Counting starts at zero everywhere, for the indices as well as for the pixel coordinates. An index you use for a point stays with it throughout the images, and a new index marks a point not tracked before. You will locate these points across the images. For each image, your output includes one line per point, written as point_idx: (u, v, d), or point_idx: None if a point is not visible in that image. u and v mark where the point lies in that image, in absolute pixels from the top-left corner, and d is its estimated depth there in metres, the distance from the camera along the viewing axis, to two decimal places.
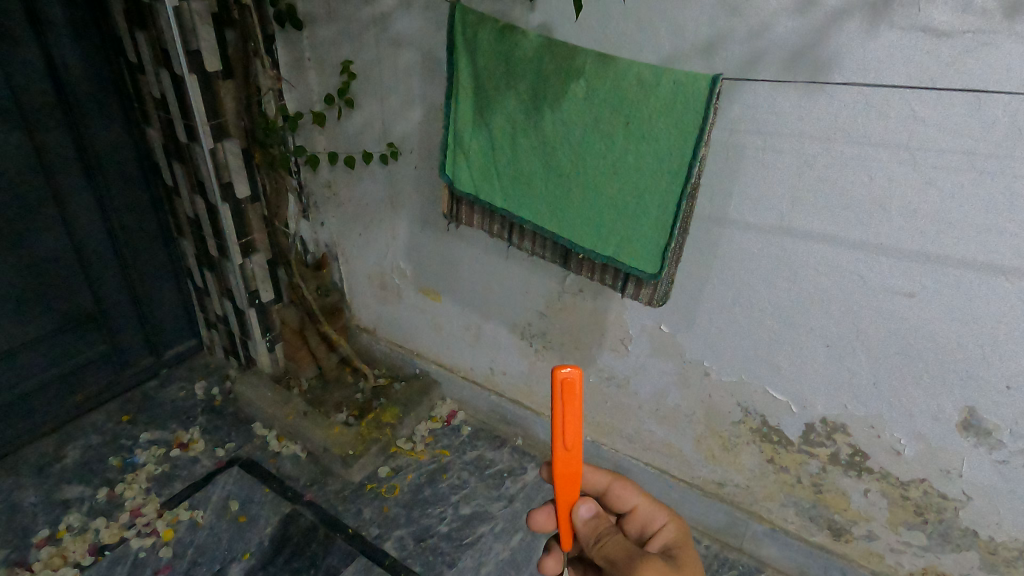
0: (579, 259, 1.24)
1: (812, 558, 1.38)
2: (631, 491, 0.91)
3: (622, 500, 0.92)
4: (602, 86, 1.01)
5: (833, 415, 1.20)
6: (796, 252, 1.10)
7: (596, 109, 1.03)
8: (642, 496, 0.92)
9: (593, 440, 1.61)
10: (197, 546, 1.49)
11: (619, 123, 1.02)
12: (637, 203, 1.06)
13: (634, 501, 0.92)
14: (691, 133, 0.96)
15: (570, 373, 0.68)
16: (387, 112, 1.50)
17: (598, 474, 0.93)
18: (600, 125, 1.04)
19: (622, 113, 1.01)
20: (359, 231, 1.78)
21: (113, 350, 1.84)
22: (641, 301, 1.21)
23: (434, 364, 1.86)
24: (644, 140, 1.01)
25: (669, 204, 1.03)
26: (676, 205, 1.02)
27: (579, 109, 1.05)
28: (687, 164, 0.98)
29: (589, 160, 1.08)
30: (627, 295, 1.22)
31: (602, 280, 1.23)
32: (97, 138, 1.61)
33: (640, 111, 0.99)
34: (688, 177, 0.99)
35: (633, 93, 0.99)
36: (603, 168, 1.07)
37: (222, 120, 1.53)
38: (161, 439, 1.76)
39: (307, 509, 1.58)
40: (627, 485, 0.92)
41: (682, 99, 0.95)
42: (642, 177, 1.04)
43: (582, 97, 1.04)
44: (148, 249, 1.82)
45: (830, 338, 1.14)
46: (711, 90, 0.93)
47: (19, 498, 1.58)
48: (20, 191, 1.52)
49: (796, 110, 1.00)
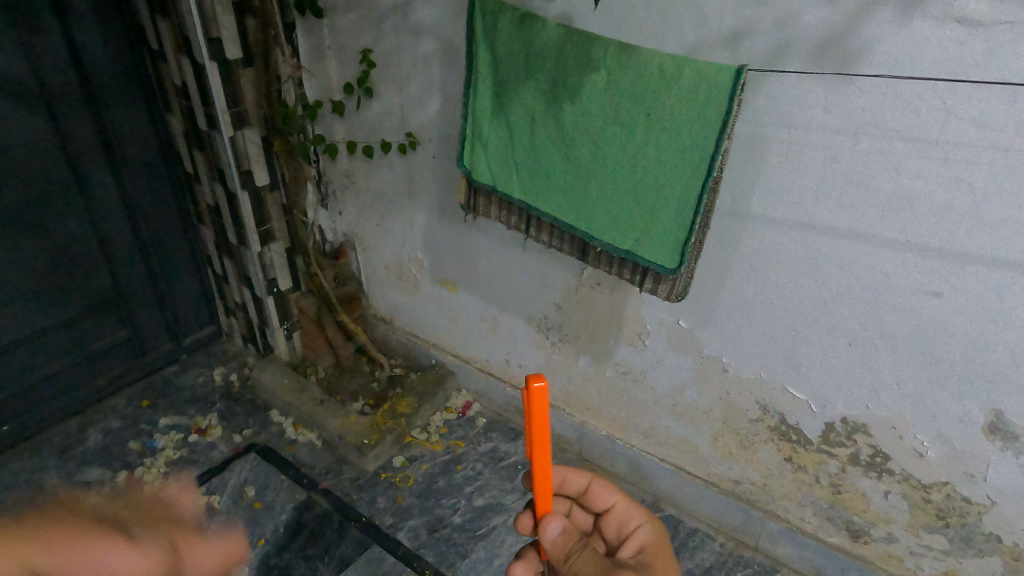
0: (597, 253, 1.22)
1: (829, 558, 1.36)
2: (610, 490, 0.91)
3: (600, 499, 0.92)
4: (624, 79, 0.99)
5: (854, 415, 1.18)
6: (820, 248, 1.07)
7: (617, 102, 1.01)
8: (619, 496, 0.91)
9: (608, 434, 1.60)
10: (213, 530, 1.51)
11: (640, 115, 1.00)
12: (658, 198, 1.04)
13: (612, 500, 0.91)
14: (714, 127, 0.94)
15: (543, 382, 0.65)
16: (407, 101, 1.49)
17: (579, 474, 0.91)
18: (621, 119, 1.02)
19: (644, 104, 0.99)
20: (377, 221, 1.78)
21: (134, 335, 1.86)
22: (660, 296, 1.18)
23: (450, 355, 1.86)
24: (666, 132, 0.99)
25: (690, 197, 1.01)
26: (697, 198, 1.00)
27: (600, 100, 1.03)
28: (710, 156, 0.96)
29: (609, 152, 1.06)
30: (646, 289, 1.20)
31: (620, 275, 1.21)
32: (120, 125, 1.63)
33: (662, 104, 0.97)
34: (710, 170, 0.97)
35: (655, 85, 0.97)
36: (623, 160, 1.05)
37: (242, 108, 1.54)
38: (179, 424, 1.78)
39: (322, 497, 1.59)
40: (607, 484, 0.91)
41: (706, 90, 0.92)
42: (662, 170, 1.02)
43: (603, 88, 1.02)
44: (169, 236, 1.84)
45: (854, 336, 1.11)
46: (735, 81, 0.90)
47: (42, 480, 1.61)
48: (43, 177, 1.54)
49: (822, 102, 0.97)
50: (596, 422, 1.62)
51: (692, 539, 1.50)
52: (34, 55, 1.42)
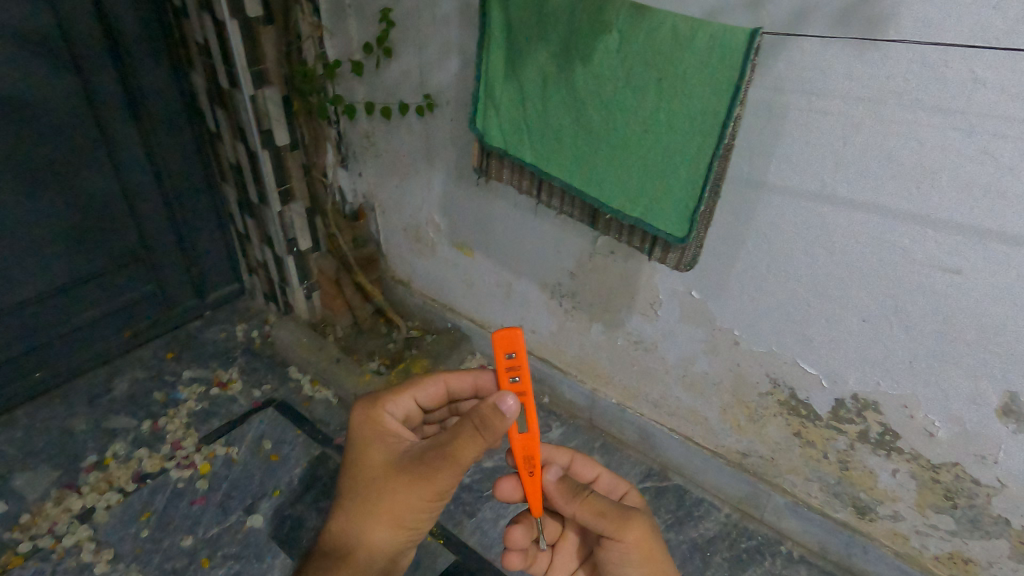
0: (607, 219, 1.18)
1: (834, 534, 1.35)
2: (592, 464, 0.96)
3: (584, 473, 0.97)
4: (636, 39, 0.95)
5: (864, 392, 1.17)
6: (837, 221, 1.05)
7: (629, 63, 0.97)
8: (601, 467, 0.97)
9: (618, 402, 1.61)
10: (230, 480, 1.56)
11: (652, 79, 0.96)
12: (668, 163, 1.00)
13: (595, 472, 0.96)
14: (726, 91, 0.89)
15: (509, 330, 0.80)
16: (425, 62, 1.47)
17: (560, 450, 0.97)
18: (632, 81, 0.98)
19: (655, 68, 0.94)
20: (396, 183, 1.78)
21: (159, 290, 1.91)
22: (669, 266, 1.14)
23: (465, 319, 1.87)
24: (677, 97, 0.94)
25: (700, 164, 0.97)
26: (707, 166, 0.96)
27: (612, 64, 0.99)
28: (721, 122, 0.92)
29: (620, 117, 1.02)
30: (655, 259, 1.15)
31: (630, 243, 1.16)
32: (145, 83, 1.65)
33: (674, 67, 0.92)
34: (721, 137, 0.93)
35: (666, 48, 0.92)
36: (633, 124, 1.01)
37: (262, 67, 1.54)
38: (202, 377, 1.83)
39: (336, 452, 1.62)
40: (588, 458, 0.97)
41: (719, 54, 0.87)
42: (673, 136, 0.98)
43: (614, 51, 0.98)
44: (194, 194, 1.88)
45: (867, 312, 1.09)
46: (750, 44, 0.85)
47: (71, 426, 1.68)
48: (70, 132, 1.58)
49: (844, 70, 0.94)
50: (606, 390, 1.62)
51: (698, 509, 1.50)
52: (60, 12, 1.44)
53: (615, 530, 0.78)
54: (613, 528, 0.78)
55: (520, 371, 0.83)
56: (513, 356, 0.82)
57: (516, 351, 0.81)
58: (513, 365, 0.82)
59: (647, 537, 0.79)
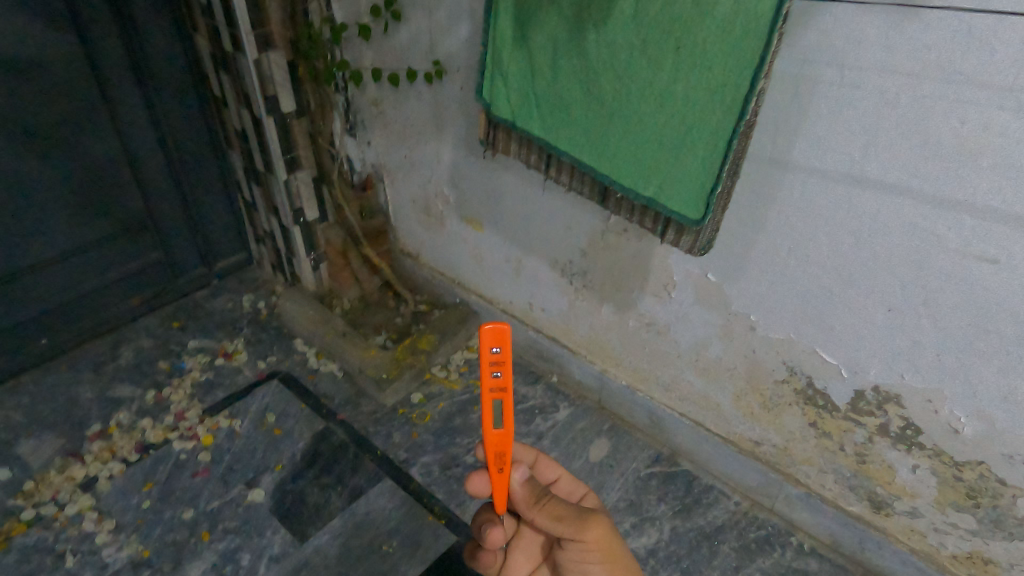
0: (618, 198, 1.04)
1: (848, 528, 1.30)
2: (554, 466, 1.06)
3: (546, 473, 1.06)
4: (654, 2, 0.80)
5: (887, 384, 1.11)
6: (865, 205, 0.99)
7: (645, 29, 0.83)
8: (560, 470, 1.07)
9: (628, 385, 1.56)
10: (233, 453, 1.54)
11: (670, 48, 0.82)
12: (686, 140, 0.87)
13: (556, 474, 1.06)
14: (752, 62, 0.76)
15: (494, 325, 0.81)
16: (435, 27, 1.41)
17: (527, 450, 1.05)
18: (648, 50, 0.84)
19: (674, 35, 0.81)
20: (405, 154, 1.72)
21: (166, 258, 1.89)
22: (681, 250, 0.99)
23: (474, 295, 1.82)
24: (696, 67, 0.81)
25: (719, 143, 0.84)
26: (727, 145, 0.83)
27: (626, 29, 0.85)
28: (744, 97, 0.79)
29: (634, 90, 0.88)
30: (666, 243, 1.01)
31: (641, 225, 1.03)
32: (149, 45, 1.60)
33: (694, 33, 0.79)
34: (743, 113, 0.80)
35: (688, 11, 0.78)
36: (648, 99, 0.88)
37: (267, 30, 1.49)
38: (208, 347, 1.82)
39: (340, 427, 1.60)
40: (550, 460, 1.06)
41: (746, 18, 0.74)
42: (691, 111, 0.84)
43: (630, 15, 0.83)
44: (200, 161, 1.84)
45: (894, 301, 1.03)
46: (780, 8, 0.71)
47: (77, 393, 1.67)
48: (72, 95, 1.54)
49: (881, 40, 0.88)
50: (616, 371, 1.58)
51: (707, 496, 1.45)
52: None
53: (575, 531, 0.86)
54: (572, 529, 0.86)
55: (501, 368, 0.84)
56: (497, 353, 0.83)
57: (502, 346, 0.82)
58: (498, 363, 0.83)
59: (607, 535, 0.86)
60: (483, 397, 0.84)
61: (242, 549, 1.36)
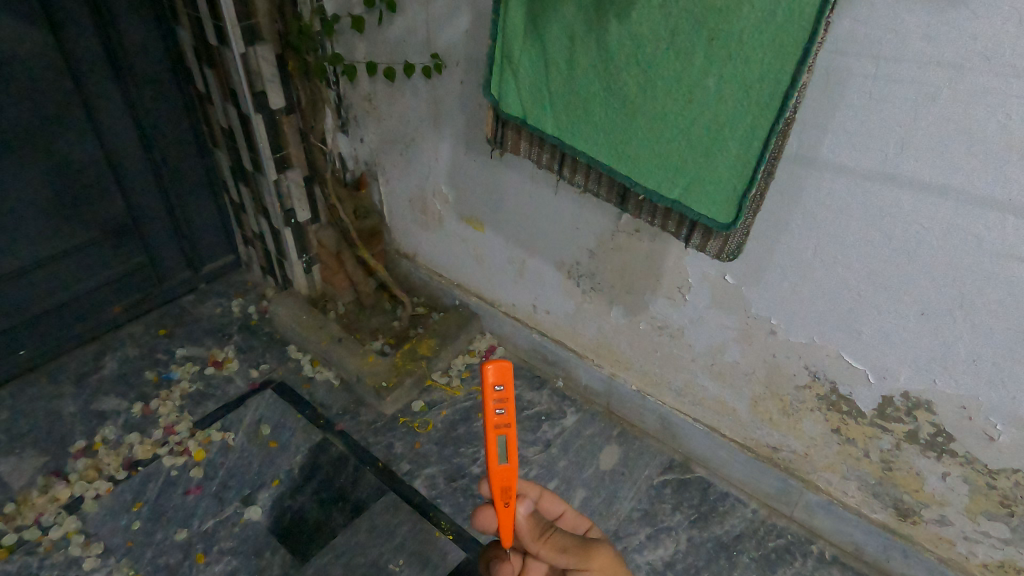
0: (638, 200, 0.98)
1: (872, 536, 1.26)
2: (559, 502, 1.00)
3: (552, 509, 1.00)
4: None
5: (917, 390, 1.06)
6: (897, 204, 0.94)
7: (675, 20, 0.76)
8: (565, 505, 1.02)
9: (639, 389, 1.51)
10: (227, 468, 1.47)
11: (701, 39, 0.75)
12: (716, 139, 0.81)
13: (562, 509, 1.01)
14: (794, 53, 0.71)
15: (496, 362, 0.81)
16: (433, 18, 1.34)
17: (532, 484, 0.97)
18: (678, 42, 0.77)
19: (707, 26, 0.74)
20: (400, 151, 1.65)
21: (149, 263, 1.81)
22: (708, 254, 0.94)
23: (474, 297, 1.76)
24: (731, 61, 0.75)
25: (755, 140, 0.78)
26: (764, 143, 0.77)
27: (653, 20, 0.78)
28: (784, 91, 0.73)
29: (660, 86, 0.82)
30: (691, 246, 0.96)
31: (663, 228, 0.97)
32: (128, 39, 1.51)
33: (730, 24, 0.73)
34: (783, 108, 0.74)
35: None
36: (676, 95, 0.81)
37: (254, 22, 1.41)
38: (196, 355, 1.73)
39: (338, 439, 1.53)
40: (556, 495, 1.00)
41: (789, 5, 0.68)
42: (723, 108, 0.78)
43: (658, 4, 0.77)
44: (184, 160, 1.75)
45: (927, 305, 0.99)
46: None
47: (59, 407, 1.59)
48: (48, 92, 1.45)
49: (922, 30, 0.82)
50: (626, 376, 1.52)
51: (723, 504, 1.40)
52: None
53: (580, 560, 0.86)
54: (578, 559, 0.87)
55: (505, 404, 0.83)
56: (500, 390, 0.82)
57: (504, 384, 0.82)
58: (501, 398, 0.82)
59: (612, 562, 0.87)
60: (487, 433, 0.82)
61: (240, 571, 1.29)
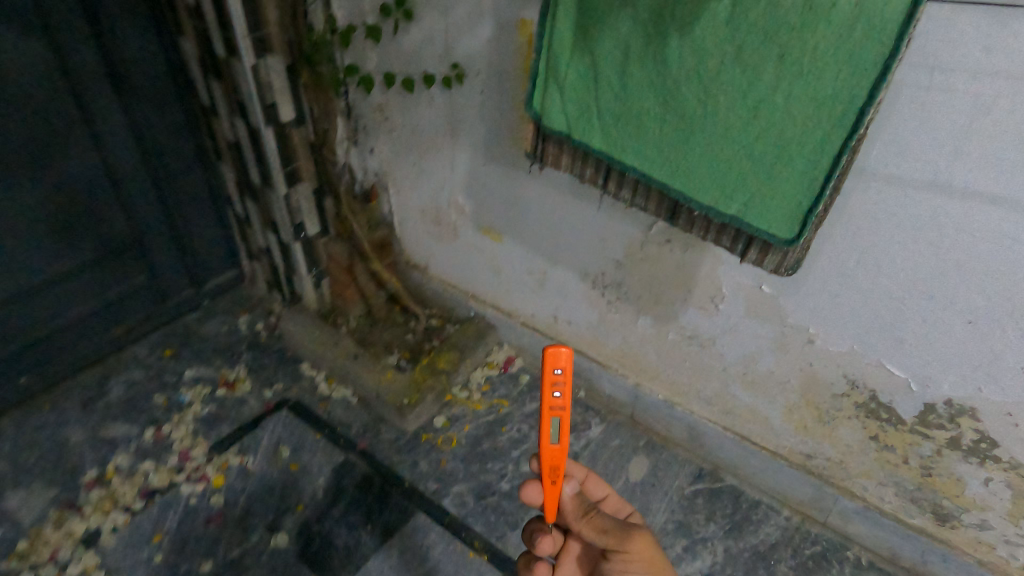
0: (692, 215, 0.95)
1: (908, 540, 1.27)
2: (601, 485, 1.01)
3: (595, 490, 1.01)
4: (755, 6, 0.72)
5: (960, 398, 1.07)
6: (946, 214, 0.94)
7: (743, 35, 0.75)
8: (608, 488, 1.03)
9: (665, 399, 1.49)
10: (248, 493, 1.42)
11: (770, 55, 0.74)
12: (782, 155, 0.79)
13: (604, 492, 1.01)
14: (871, 70, 0.69)
15: (561, 348, 0.79)
16: (453, 27, 1.31)
17: (578, 466, 1.00)
18: (745, 58, 0.76)
19: (779, 42, 0.73)
20: (413, 161, 1.61)
21: (152, 281, 1.75)
22: (765, 268, 0.93)
23: (491, 308, 1.73)
24: (802, 77, 0.73)
25: (823, 157, 0.77)
26: (833, 159, 0.76)
27: (718, 34, 0.76)
28: (858, 108, 0.72)
29: (723, 101, 0.80)
30: (747, 261, 0.94)
31: (716, 242, 0.96)
32: (128, 51, 1.45)
33: (804, 40, 0.71)
34: (856, 125, 0.73)
35: (797, 16, 0.70)
36: (739, 111, 0.79)
37: (265, 33, 1.36)
38: (206, 376, 1.68)
39: (361, 459, 1.50)
40: (599, 478, 1.01)
41: (868, 21, 0.67)
42: (790, 123, 0.77)
43: (725, 18, 0.75)
44: (185, 174, 1.70)
45: (975, 314, 0.98)
46: (913, 9, 0.64)
47: (66, 435, 1.53)
48: (47, 109, 1.39)
49: (980, 40, 0.81)
50: (652, 385, 1.51)
51: (756, 512, 1.40)
52: None
53: (619, 543, 0.86)
54: (617, 542, 0.86)
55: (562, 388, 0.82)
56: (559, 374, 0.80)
57: (562, 368, 0.80)
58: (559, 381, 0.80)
59: (651, 547, 0.86)
60: (541, 414, 0.81)
61: None
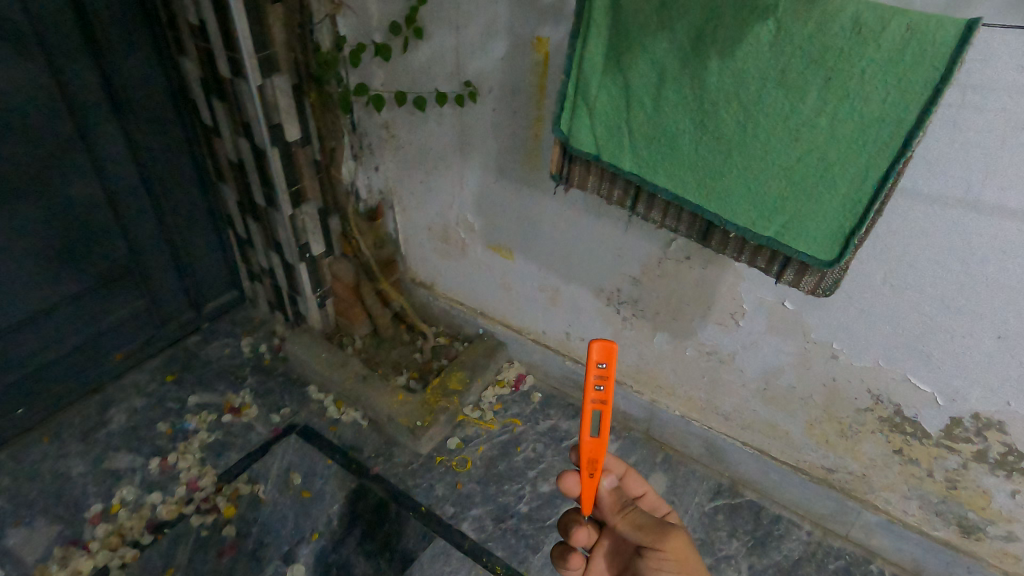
0: (723, 236, 0.96)
1: (933, 553, 1.27)
2: (640, 482, 0.98)
3: (634, 487, 0.99)
4: (800, 31, 0.72)
5: (988, 412, 1.07)
6: (976, 231, 0.93)
7: (786, 58, 0.74)
8: (647, 485, 1.00)
9: (682, 414, 1.49)
10: (261, 523, 1.39)
11: (814, 79, 0.74)
12: (823, 178, 0.79)
13: (643, 489, 0.99)
14: (919, 94, 0.69)
15: (602, 341, 0.75)
16: (465, 45, 1.29)
17: (618, 461, 0.97)
18: (788, 81, 0.75)
19: (824, 66, 0.72)
20: (420, 179, 1.59)
21: (151, 304, 1.70)
22: (801, 289, 0.95)
23: (500, 325, 1.72)
24: (848, 100, 0.73)
25: (867, 179, 0.77)
26: (877, 181, 0.76)
27: (760, 58, 0.76)
28: (904, 131, 0.72)
29: (763, 124, 0.80)
30: (782, 281, 0.96)
31: (749, 263, 0.97)
32: (127, 72, 1.42)
33: (850, 64, 0.71)
34: (901, 149, 0.73)
35: (844, 41, 0.70)
36: (780, 133, 0.79)
37: (271, 52, 1.33)
38: (210, 402, 1.64)
39: (375, 484, 1.46)
40: (638, 475, 0.98)
41: (918, 46, 0.67)
42: (833, 146, 0.77)
43: (768, 43, 0.74)
44: (184, 195, 1.66)
45: (1005, 329, 0.98)
46: (964, 36, 0.65)
47: (67, 468, 1.48)
48: (44, 132, 1.35)
49: (1016, 59, 0.81)
50: (668, 402, 1.50)
51: (777, 527, 1.40)
52: None
53: (653, 539, 0.82)
54: (650, 538, 0.83)
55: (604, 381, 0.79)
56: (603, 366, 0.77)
57: (608, 362, 0.77)
58: (603, 375, 0.77)
59: (685, 548, 0.82)
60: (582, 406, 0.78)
61: None
